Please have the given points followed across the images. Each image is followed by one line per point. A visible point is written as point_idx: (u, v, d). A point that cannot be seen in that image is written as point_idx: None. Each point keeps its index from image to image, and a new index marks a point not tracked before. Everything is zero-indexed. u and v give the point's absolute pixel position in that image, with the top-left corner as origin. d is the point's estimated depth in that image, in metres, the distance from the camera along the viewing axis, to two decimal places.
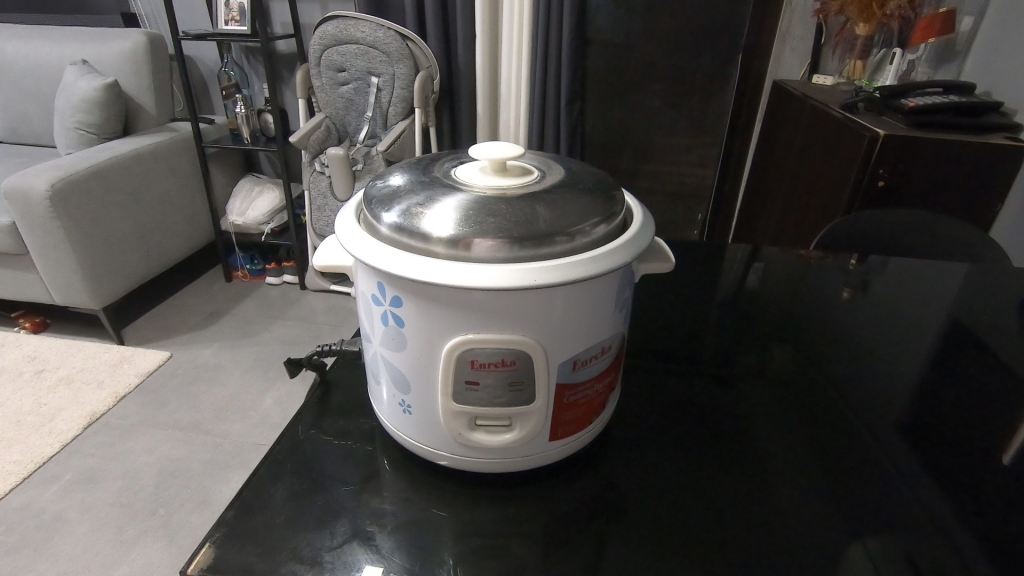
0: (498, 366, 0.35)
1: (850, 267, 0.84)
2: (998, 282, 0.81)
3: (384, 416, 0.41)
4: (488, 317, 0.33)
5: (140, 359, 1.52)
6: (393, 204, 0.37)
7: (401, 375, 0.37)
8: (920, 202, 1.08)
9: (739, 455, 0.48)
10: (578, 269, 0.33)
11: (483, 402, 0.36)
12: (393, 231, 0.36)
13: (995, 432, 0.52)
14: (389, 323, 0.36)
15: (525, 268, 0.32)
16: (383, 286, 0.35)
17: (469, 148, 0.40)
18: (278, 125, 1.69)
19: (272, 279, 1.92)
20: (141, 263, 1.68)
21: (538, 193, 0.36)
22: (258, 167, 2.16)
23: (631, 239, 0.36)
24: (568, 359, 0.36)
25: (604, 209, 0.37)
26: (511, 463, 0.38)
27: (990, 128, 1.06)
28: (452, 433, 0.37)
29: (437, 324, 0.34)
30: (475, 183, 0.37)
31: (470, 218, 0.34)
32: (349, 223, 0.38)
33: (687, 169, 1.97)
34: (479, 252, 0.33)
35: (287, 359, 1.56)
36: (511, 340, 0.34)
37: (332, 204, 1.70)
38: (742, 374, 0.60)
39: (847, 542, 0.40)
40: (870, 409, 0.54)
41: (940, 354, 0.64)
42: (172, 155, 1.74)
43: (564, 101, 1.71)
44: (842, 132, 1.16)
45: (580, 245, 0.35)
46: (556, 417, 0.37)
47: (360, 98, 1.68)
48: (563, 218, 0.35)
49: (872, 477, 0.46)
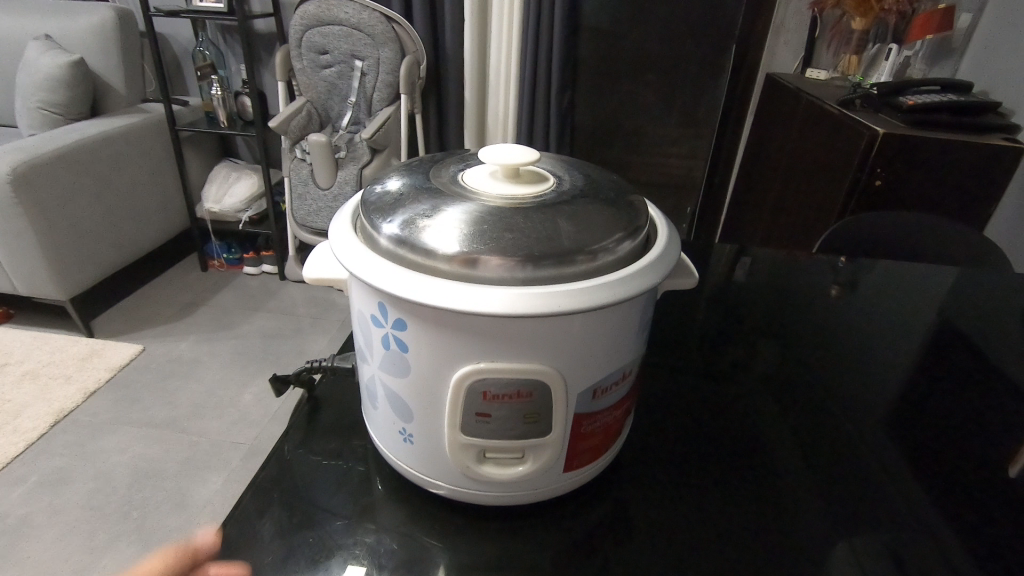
0: (513, 397, 0.31)
1: (838, 272, 0.80)
2: (997, 287, 0.80)
3: (376, 437, 0.38)
4: (503, 343, 0.30)
5: (111, 353, 1.46)
6: (395, 213, 0.33)
7: (402, 402, 0.34)
8: (915, 201, 1.07)
9: (741, 460, 0.46)
10: (602, 294, 0.29)
11: (496, 434, 0.32)
12: (394, 244, 0.32)
13: (1009, 440, 0.51)
14: (391, 347, 0.32)
15: (544, 292, 0.28)
16: (385, 307, 0.31)
17: (479, 151, 0.36)
18: (256, 109, 1.62)
19: (251, 269, 1.85)
20: (111, 251, 1.60)
21: (557, 204, 0.33)
22: (234, 152, 2.08)
23: (658, 258, 0.33)
24: (587, 387, 0.33)
25: (628, 223, 0.34)
26: (521, 496, 0.35)
27: (988, 127, 1.05)
28: (459, 467, 0.34)
29: (445, 352, 0.30)
30: (486, 191, 0.34)
31: (483, 234, 0.31)
32: (346, 233, 0.34)
33: (675, 160, 1.94)
34: (491, 272, 0.30)
35: (267, 353, 1.50)
36: (527, 368, 0.31)
37: (315, 192, 1.60)
38: (750, 378, 0.57)
39: (835, 547, 0.39)
40: (882, 416, 0.52)
41: (944, 357, 0.63)
42: (143, 138, 1.66)
43: (554, 90, 1.66)
44: (838, 128, 1.15)
45: (603, 264, 0.32)
46: (572, 448, 0.35)
47: (343, 82, 1.61)
48: (585, 233, 0.32)
49: (889, 490, 0.44)
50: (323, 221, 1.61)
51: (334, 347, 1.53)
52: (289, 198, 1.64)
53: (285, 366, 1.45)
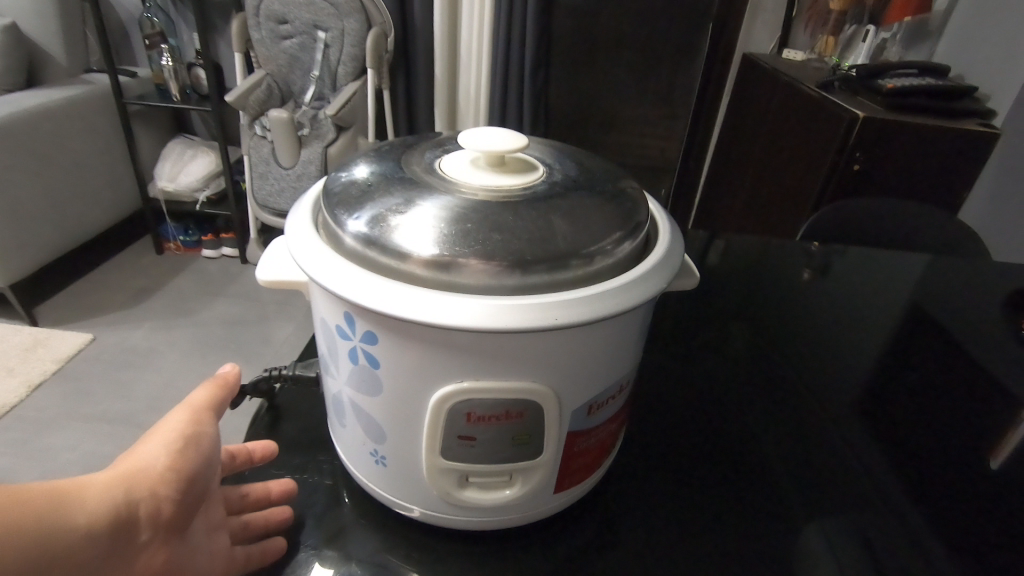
0: (501, 418, 0.28)
1: (812, 249, 0.85)
2: (971, 277, 0.81)
3: (347, 456, 0.35)
4: (490, 359, 0.26)
5: (58, 343, 1.37)
6: (362, 207, 0.29)
7: (374, 422, 0.30)
8: (892, 187, 1.07)
9: (726, 458, 0.49)
10: (604, 303, 0.26)
11: (481, 458, 0.29)
12: (361, 244, 0.28)
13: (979, 441, 0.53)
14: (360, 361, 0.29)
15: (538, 303, 0.25)
16: (352, 318, 0.27)
17: (458, 136, 0.32)
18: (211, 81, 1.51)
19: (210, 252, 1.76)
20: (55, 234, 1.49)
21: (549, 198, 0.29)
22: (189, 128, 1.96)
23: (661, 261, 0.30)
24: (583, 404, 0.30)
25: (627, 221, 0.30)
26: (509, 520, 0.32)
27: (966, 113, 1.04)
28: (439, 493, 0.30)
29: (424, 370, 0.27)
30: (467, 182, 0.30)
31: (466, 234, 0.27)
32: (305, 230, 0.30)
33: (650, 141, 1.91)
34: (474, 278, 0.26)
35: (228, 340, 1.43)
36: (517, 386, 0.27)
37: (277, 171, 1.51)
38: (730, 382, 0.58)
39: (808, 523, 0.43)
40: (862, 418, 0.54)
41: (915, 348, 0.65)
42: (87, 111, 1.55)
43: (528, 68, 1.60)
44: (816, 111, 1.13)
45: (601, 268, 0.28)
46: (564, 468, 0.32)
47: (306, 55, 1.52)
48: (581, 233, 0.28)
49: (861, 493, 0.46)
50: (286, 202, 1.53)
51: (301, 335, 1.46)
52: (249, 176, 1.55)
53: (248, 354, 1.39)
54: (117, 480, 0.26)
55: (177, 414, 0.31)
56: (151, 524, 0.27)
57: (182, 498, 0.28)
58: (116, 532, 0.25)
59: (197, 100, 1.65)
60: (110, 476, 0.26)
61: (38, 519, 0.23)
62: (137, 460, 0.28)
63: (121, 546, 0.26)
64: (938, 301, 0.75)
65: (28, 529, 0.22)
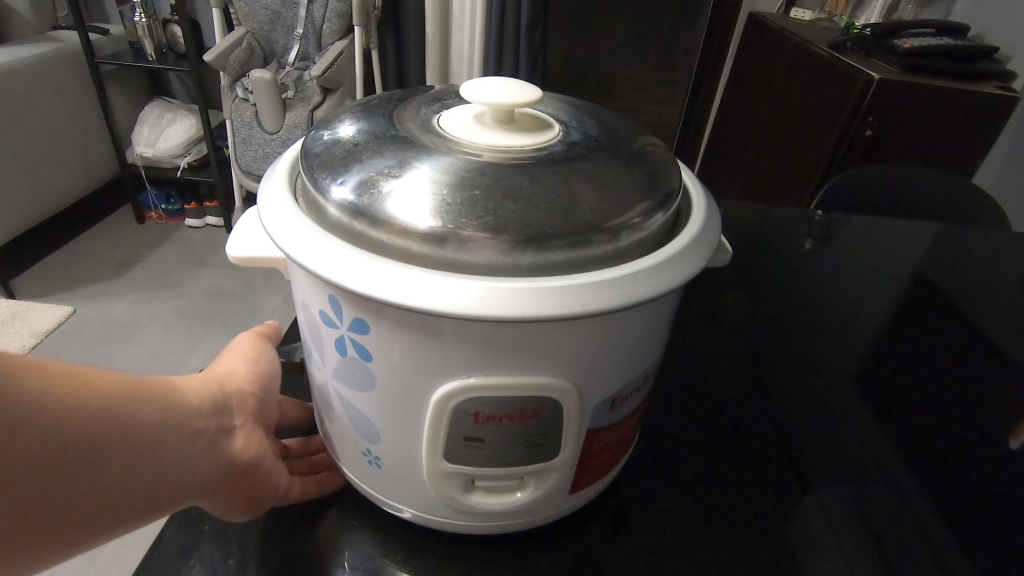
0: (514, 418, 0.26)
1: (815, 217, 0.81)
2: (985, 247, 0.78)
3: (342, 452, 0.33)
4: (496, 351, 0.24)
5: (36, 315, 1.32)
6: (347, 171, 0.25)
7: (367, 424, 0.29)
8: (903, 154, 1.03)
9: (734, 435, 0.47)
10: (637, 285, 0.23)
11: (486, 461, 0.28)
12: (346, 215, 0.24)
13: (998, 423, 0.51)
14: (349, 352, 0.27)
15: (561, 288, 0.22)
16: (339, 304, 0.25)
17: (461, 85, 0.28)
18: (187, 39, 1.42)
19: (194, 222, 1.70)
20: (27, 202, 1.43)
21: (567, 160, 0.26)
22: (166, 90, 1.87)
23: (698, 238, 0.27)
24: (606, 398, 0.28)
25: (659, 191, 0.27)
26: (518, 523, 0.32)
27: (985, 75, 1.00)
28: (441, 496, 0.29)
29: (427, 367, 0.25)
30: (471, 141, 0.26)
31: (472, 202, 0.23)
32: (279, 197, 0.27)
33: (649, 107, 1.85)
34: (478, 255, 0.23)
35: (214, 312, 1.39)
36: (529, 383, 0.25)
37: (260, 136, 1.44)
38: (740, 359, 0.55)
39: (804, 498, 0.42)
40: (879, 394, 0.51)
41: (931, 325, 0.63)
42: (58, 71, 1.46)
43: (525, 26, 1.52)
44: (827, 72, 1.08)
45: (627, 245, 0.25)
46: (580, 468, 0.31)
47: (288, 11, 1.44)
48: (608, 202, 0.25)
49: (875, 471, 0.44)
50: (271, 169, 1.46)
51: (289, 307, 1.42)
52: (232, 142, 1.47)
53: (236, 326, 1.35)
54: (210, 380, 0.30)
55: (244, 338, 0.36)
56: (241, 416, 0.30)
57: (259, 396, 0.33)
58: (219, 408, 0.29)
59: (174, 60, 1.56)
60: (204, 377, 0.30)
61: (158, 389, 0.26)
62: (221, 371, 0.32)
63: (225, 424, 0.29)
64: (954, 272, 0.72)
65: (153, 391, 0.26)
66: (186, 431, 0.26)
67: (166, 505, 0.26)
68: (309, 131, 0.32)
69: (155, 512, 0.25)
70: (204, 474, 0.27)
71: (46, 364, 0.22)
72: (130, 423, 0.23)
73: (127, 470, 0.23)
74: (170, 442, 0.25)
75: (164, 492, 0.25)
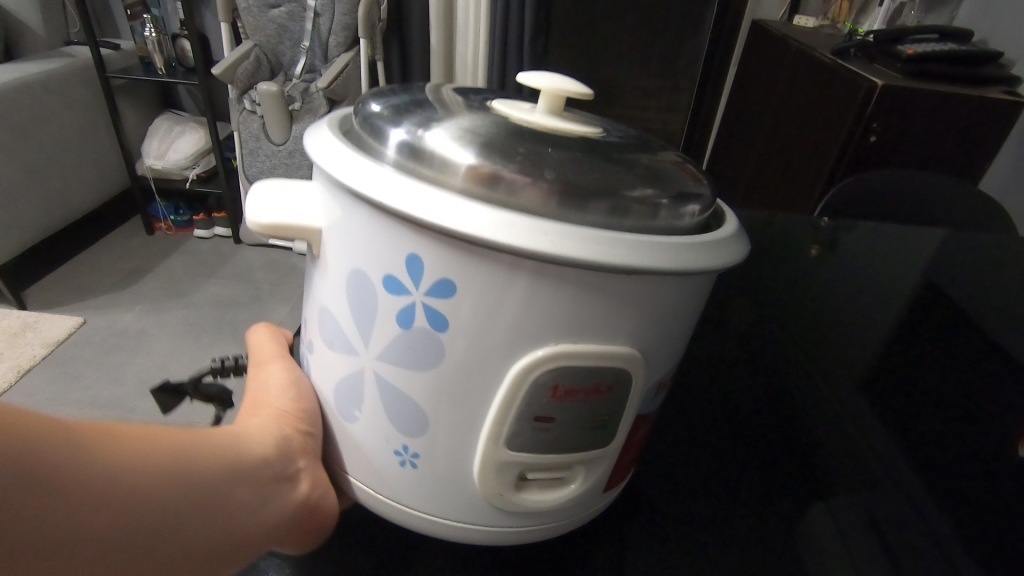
0: (589, 392, 0.30)
1: (821, 223, 0.81)
2: (990, 251, 0.78)
3: (358, 455, 0.34)
4: (572, 315, 0.27)
5: (46, 326, 1.33)
6: (406, 126, 0.30)
7: (417, 413, 0.31)
8: (908, 160, 1.02)
9: (743, 433, 0.47)
10: (694, 254, 0.28)
11: (549, 443, 0.31)
12: (404, 163, 0.29)
13: (1008, 428, 0.50)
14: (418, 320, 0.29)
15: (647, 245, 0.26)
16: (421, 262, 0.27)
17: (517, 77, 0.32)
18: (196, 53, 1.44)
19: (202, 232, 1.72)
20: (40, 215, 1.45)
21: (612, 148, 0.30)
22: (176, 103, 1.90)
23: (733, 235, 0.31)
24: (654, 386, 0.34)
25: (685, 189, 0.31)
26: (553, 526, 0.35)
27: (989, 80, 1.00)
28: (494, 495, 0.32)
29: (510, 340, 0.28)
30: (521, 118, 0.31)
31: (528, 157, 0.27)
32: (338, 149, 0.29)
33: (654, 114, 1.86)
34: (539, 206, 0.27)
35: (221, 322, 1.40)
36: (602, 351, 0.29)
37: (268, 149, 1.47)
38: (743, 361, 0.55)
39: (814, 500, 0.42)
40: (884, 395, 0.52)
41: (938, 330, 0.62)
42: (70, 85, 1.49)
43: (528, 36, 1.53)
44: (830, 79, 1.08)
45: (674, 224, 0.30)
46: (617, 463, 0.36)
47: (295, 24, 1.46)
48: (644, 181, 0.29)
49: (887, 470, 0.44)
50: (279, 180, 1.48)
51: (295, 316, 1.43)
52: (239, 153, 1.49)
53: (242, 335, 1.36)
54: (272, 421, 0.32)
55: (279, 357, 0.37)
56: (304, 456, 0.32)
57: (311, 431, 0.34)
58: (279, 454, 0.30)
59: (183, 74, 1.58)
60: (268, 419, 0.32)
61: (217, 441, 0.28)
62: (275, 409, 0.33)
63: (286, 467, 0.31)
64: (965, 277, 0.72)
65: (213, 444, 0.27)
66: (240, 484, 0.27)
67: (219, 563, 0.26)
68: (348, 106, 0.36)
69: (223, 558, 0.26)
70: (272, 522, 0.29)
71: (116, 430, 0.24)
72: (194, 472, 0.25)
73: (171, 532, 0.24)
74: (231, 499, 0.26)
75: (215, 549, 0.26)
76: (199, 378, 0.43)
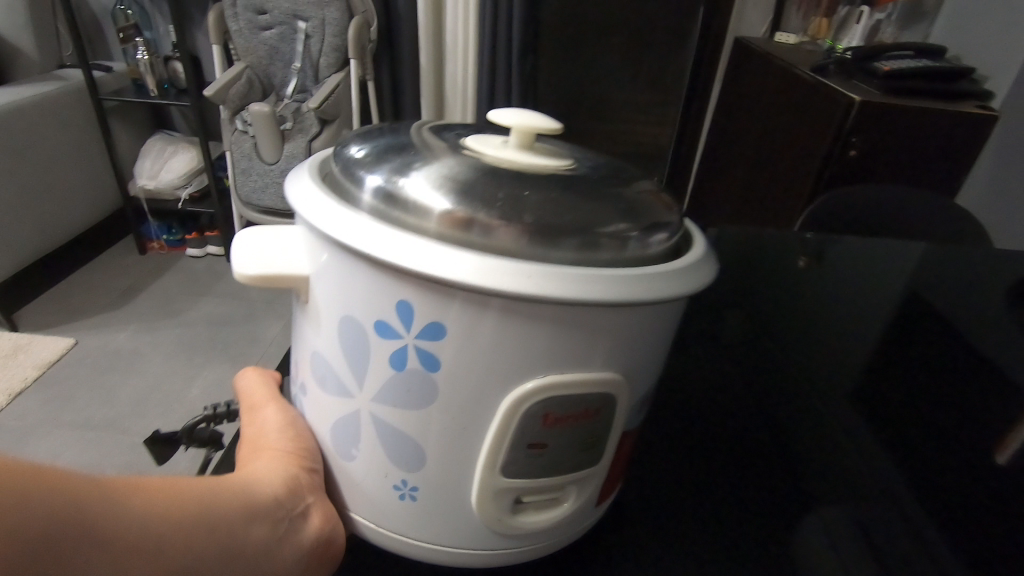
0: (579, 417, 0.32)
1: (806, 237, 0.83)
2: (967, 261, 0.80)
3: (356, 492, 0.35)
4: (556, 347, 0.29)
5: (38, 348, 1.33)
6: (382, 172, 0.31)
7: (414, 449, 0.32)
8: (888, 173, 1.05)
9: (731, 450, 0.48)
10: (667, 282, 0.29)
11: (542, 466, 0.33)
12: (383, 207, 0.30)
13: (988, 434, 0.51)
14: (412, 361, 0.30)
15: (622, 279, 0.28)
16: (412, 308, 0.28)
17: (489, 114, 0.34)
18: (188, 75, 1.46)
19: (195, 251, 1.73)
20: (32, 236, 1.45)
21: (580, 184, 0.32)
22: (169, 124, 1.91)
23: (701, 257, 0.33)
24: (638, 403, 0.35)
25: (653, 218, 0.32)
26: (549, 545, 0.36)
27: (964, 96, 1.02)
28: (495, 519, 0.33)
29: (500, 375, 0.29)
30: (494, 155, 0.32)
31: (501, 200, 0.29)
32: (320, 200, 0.30)
33: (642, 128, 1.88)
34: (513, 246, 0.28)
35: (214, 341, 1.40)
36: (585, 379, 0.30)
37: (261, 167, 1.47)
38: (726, 377, 0.56)
39: (806, 513, 0.42)
40: (866, 406, 0.53)
41: (918, 341, 0.64)
42: (62, 107, 1.50)
43: (516, 55, 1.56)
44: (810, 95, 1.11)
45: (644, 254, 0.31)
46: (607, 480, 0.37)
47: (286, 46, 1.48)
48: (612, 215, 0.30)
49: (875, 479, 0.45)
50: (271, 199, 1.48)
51: (289, 334, 1.43)
52: (232, 173, 1.50)
53: (235, 354, 1.36)
54: (275, 459, 0.32)
55: (267, 395, 0.37)
56: (311, 493, 0.32)
57: (313, 466, 0.34)
58: (288, 491, 0.30)
59: (175, 95, 1.60)
60: (271, 458, 0.32)
61: (224, 484, 0.27)
62: (274, 447, 0.33)
63: (295, 503, 0.30)
64: (944, 288, 0.73)
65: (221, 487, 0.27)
66: (253, 525, 0.27)
67: None
68: (326, 150, 0.37)
69: None
70: (289, 558, 0.28)
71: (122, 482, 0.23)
72: (203, 518, 0.25)
73: None
74: (244, 540, 0.26)
75: None
76: (192, 424, 0.43)
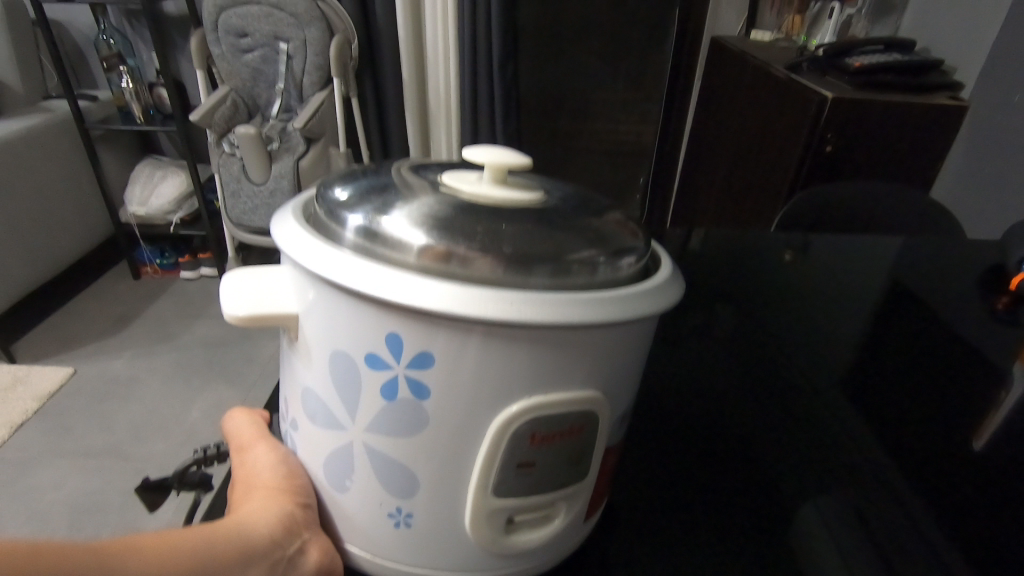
0: (565, 434, 0.33)
1: (790, 236, 0.85)
2: (941, 252, 0.82)
3: (354, 520, 0.36)
4: (538, 369, 0.31)
5: (37, 379, 1.34)
6: (362, 213, 0.33)
7: (409, 472, 0.33)
8: (864, 167, 1.06)
9: (722, 453, 0.49)
10: (641, 302, 0.31)
11: (532, 483, 0.34)
12: (367, 244, 0.32)
13: (966, 417, 0.53)
14: (402, 390, 0.31)
15: (596, 301, 0.30)
16: (400, 340, 0.30)
17: (466, 151, 0.35)
18: (173, 100, 1.47)
19: (188, 274, 1.74)
20: (25, 267, 1.46)
21: (551, 214, 0.33)
22: (156, 148, 1.92)
23: (669, 276, 0.35)
24: (619, 417, 0.37)
25: (620, 242, 0.34)
26: (543, 558, 0.38)
27: (935, 87, 1.05)
28: (489, 537, 0.35)
29: (487, 398, 0.31)
30: (469, 192, 0.34)
31: (478, 233, 0.31)
32: (306, 241, 0.32)
33: (626, 129, 1.90)
34: (492, 275, 0.30)
35: (211, 363, 1.41)
36: (568, 398, 0.32)
37: (249, 188, 1.48)
38: (712, 380, 0.58)
39: (798, 511, 0.44)
40: (848, 400, 0.54)
41: (897, 331, 0.65)
42: (49, 138, 1.51)
43: (497, 64, 1.58)
44: (785, 93, 1.13)
45: (616, 277, 0.33)
46: (594, 493, 0.39)
47: (269, 67, 1.50)
48: (583, 243, 0.32)
49: (864, 472, 0.46)
50: (261, 219, 1.50)
51: None
52: (222, 195, 1.51)
53: (232, 375, 1.37)
54: (268, 499, 0.33)
55: (257, 436, 0.39)
56: (307, 529, 0.34)
57: (305, 501, 0.35)
58: (282, 529, 0.32)
59: (161, 121, 1.62)
60: (264, 497, 0.33)
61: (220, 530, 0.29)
62: (267, 486, 0.34)
63: (290, 540, 0.32)
64: (919, 279, 0.75)
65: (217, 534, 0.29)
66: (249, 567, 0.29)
67: None
68: (307, 193, 0.39)
69: None
70: None
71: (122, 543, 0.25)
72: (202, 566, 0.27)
73: None
74: None
75: None
76: (182, 468, 0.44)
